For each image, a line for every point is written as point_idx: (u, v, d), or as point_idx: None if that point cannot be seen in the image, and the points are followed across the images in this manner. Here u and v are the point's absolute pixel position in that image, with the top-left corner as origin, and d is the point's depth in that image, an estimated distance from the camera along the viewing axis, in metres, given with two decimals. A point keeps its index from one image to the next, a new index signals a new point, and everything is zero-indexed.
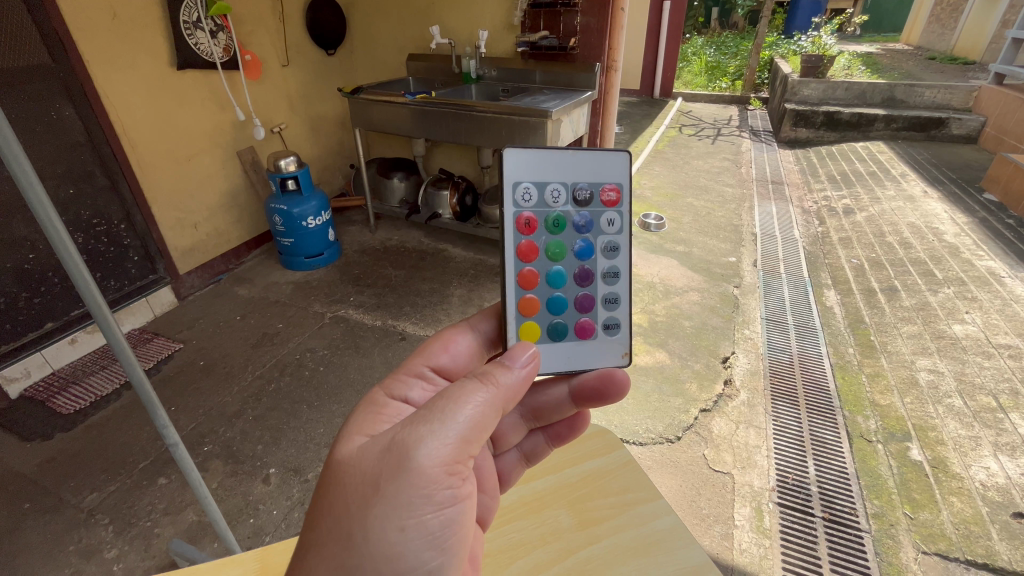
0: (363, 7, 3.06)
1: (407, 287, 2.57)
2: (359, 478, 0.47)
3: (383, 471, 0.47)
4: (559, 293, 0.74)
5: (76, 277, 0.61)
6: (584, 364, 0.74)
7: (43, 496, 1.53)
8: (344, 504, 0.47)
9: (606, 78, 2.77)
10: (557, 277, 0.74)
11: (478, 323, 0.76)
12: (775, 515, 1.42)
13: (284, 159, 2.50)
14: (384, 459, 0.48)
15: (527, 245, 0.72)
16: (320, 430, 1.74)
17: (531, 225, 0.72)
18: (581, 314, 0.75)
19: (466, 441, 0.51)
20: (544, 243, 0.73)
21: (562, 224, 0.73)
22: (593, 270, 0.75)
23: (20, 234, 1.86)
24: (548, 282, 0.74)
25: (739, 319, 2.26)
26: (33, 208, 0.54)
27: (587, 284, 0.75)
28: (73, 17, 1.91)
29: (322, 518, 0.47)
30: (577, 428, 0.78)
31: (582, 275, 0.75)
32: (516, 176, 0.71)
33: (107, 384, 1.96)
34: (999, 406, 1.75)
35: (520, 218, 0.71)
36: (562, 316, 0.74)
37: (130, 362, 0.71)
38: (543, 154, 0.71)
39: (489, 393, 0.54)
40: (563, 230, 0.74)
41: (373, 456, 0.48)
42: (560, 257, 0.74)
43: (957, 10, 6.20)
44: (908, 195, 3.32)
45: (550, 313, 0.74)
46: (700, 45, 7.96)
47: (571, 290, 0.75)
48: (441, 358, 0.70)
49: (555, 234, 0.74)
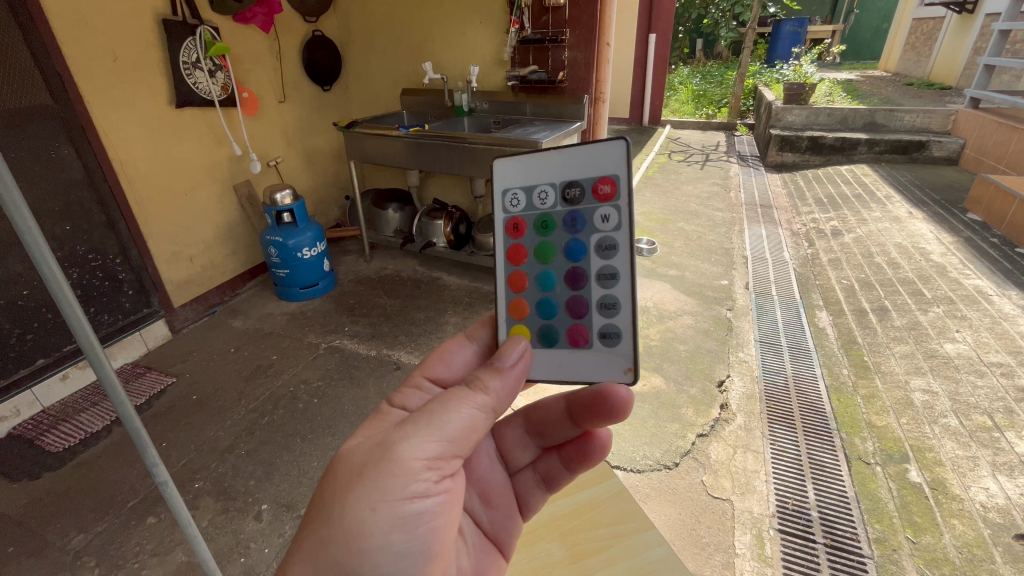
0: (360, 46, 3.17)
1: (402, 317, 2.58)
2: (349, 462, 0.52)
3: (371, 458, 0.52)
4: (549, 297, 0.74)
5: (62, 303, 0.54)
6: (577, 372, 0.71)
7: (28, 539, 1.49)
8: (332, 482, 0.52)
9: (595, 109, 2.85)
10: (547, 278, 0.74)
11: (476, 333, 0.77)
12: (776, 542, 1.40)
13: (278, 193, 2.53)
14: (374, 448, 0.53)
15: (516, 247, 0.76)
16: (315, 464, 1.72)
17: (519, 229, 0.75)
18: (575, 318, 0.72)
19: (449, 440, 0.55)
20: (534, 245, 0.75)
21: (551, 224, 0.74)
22: (586, 271, 0.73)
23: (15, 271, 1.87)
24: (539, 284, 0.75)
25: (733, 342, 2.27)
26: (16, 227, 0.48)
27: (580, 286, 0.73)
28: (75, 61, 1.98)
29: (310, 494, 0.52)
30: (591, 453, 0.75)
31: (573, 277, 0.73)
32: (506, 183, 0.75)
33: (97, 421, 1.94)
34: (995, 425, 1.74)
35: (510, 222, 0.76)
36: (552, 319, 0.73)
37: (120, 398, 0.63)
38: (528, 159, 0.73)
39: (477, 399, 0.57)
40: (553, 230, 0.74)
41: (366, 446, 0.53)
42: (550, 258, 0.74)
43: (931, 38, 6.47)
44: (894, 217, 3.38)
45: (540, 316, 0.74)
46: (686, 75, 8.23)
47: (562, 292, 0.74)
48: (438, 368, 0.71)
49: (545, 235, 0.75)
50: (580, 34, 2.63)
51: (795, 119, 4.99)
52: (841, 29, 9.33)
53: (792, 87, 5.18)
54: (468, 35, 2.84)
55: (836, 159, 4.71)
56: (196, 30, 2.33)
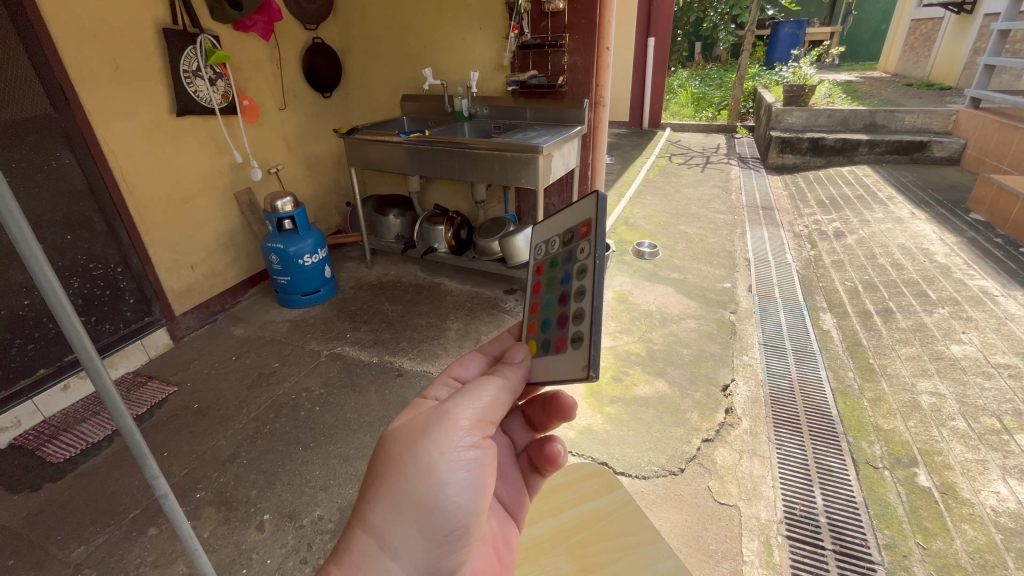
0: (359, 53, 3.18)
1: (403, 323, 2.56)
2: (412, 428, 0.61)
3: (431, 423, 0.61)
4: (546, 317, 0.76)
5: (62, 317, 0.53)
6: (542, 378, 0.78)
7: (29, 551, 1.48)
8: (401, 447, 0.60)
9: (596, 112, 2.83)
10: (547, 304, 0.78)
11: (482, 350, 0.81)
12: (785, 549, 1.38)
13: (280, 200, 2.54)
14: (431, 419, 0.61)
15: (536, 286, 0.84)
16: (317, 473, 1.70)
17: (539, 271, 0.84)
18: (559, 329, 0.71)
19: (489, 411, 0.64)
20: (545, 276, 0.82)
21: (553, 266, 0.80)
22: (569, 293, 0.73)
23: (17, 280, 1.87)
24: (545, 308, 0.78)
25: (737, 346, 2.26)
26: (14, 238, 0.48)
27: (564, 315, 0.72)
28: (76, 71, 1.98)
29: (383, 460, 0.60)
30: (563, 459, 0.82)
31: (562, 316, 0.72)
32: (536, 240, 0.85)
33: (98, 431, 1.93)
34: (1004, 427, 1.72)
35: (536, 267, 0.84)
36: (547, 330, 0.73)
37: (119, 411, 0.62)
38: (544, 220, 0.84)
39: (502, 379, 0.67)
40: (555, 268, 0.80)
41: (422, 416, 0.62)
42: (552, 287, 0.79)
43: (930, 40, 6.47)
44: (896, 217, 3.37)
45: (541, 330, 0.75)
46: (686, 78, 8.26)
47: (554, 310, 0.74)
48: (463, 370, 0.77)
49: (551, 270, 0.80)
50: (579, 38, 2.63)
51: (795, 120, 4.98)
52: (839, 31, 9.36)
53: (792, 90, 5.19)
54: (467, 41, 2.85)
55: (838, 161, 4.70)
56: (196, 39, 2.34)
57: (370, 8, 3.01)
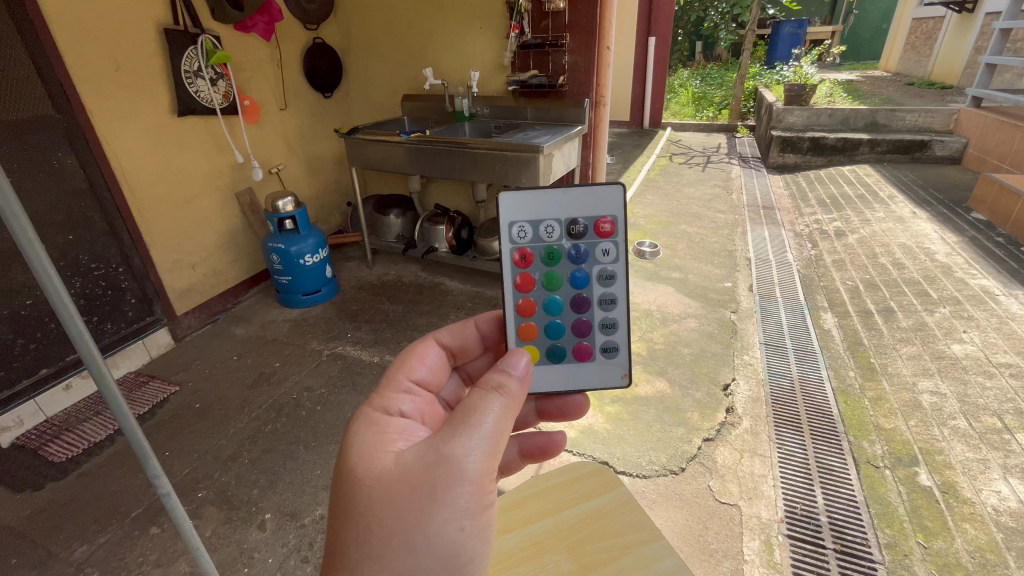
0: (360, 53, 3.19)
1: (404, 323, 2.57)
2: (411, 490, 0.53)
3: (438, 483, 0.53)
4: (556, 320, 0.83)
5: (65, 318, 0.54)
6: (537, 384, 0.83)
7: (31, 550, 1.49)
8: (405, 516, 0.52)
9: (597, 112, 2.85)
10: (553, 304, 0.83)
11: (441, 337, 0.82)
12: (786, 548, 1.38)
13: (281, 200, 2.54)
14: (435, 474, 0.54)
15: (523, 278, 0.82)
16: (318, 472, 1.71)
17: (526, 259, 0.82)
18: (579, 338, 0.83)
19: (494, 450, 0.58)
20: (540, 274, 0.83)
21: (556, 256, 0.82)
22: (587, 297, 0.83)
23: (19, 280, 1.87)
24: (546, 309, 0.83)
25: (738, 345, 2.26)
26: (16, 238, 0.48)
27: (584, 310, 0.83)
28: (77, 71, 1.99)
29: (382, 532, 0.52)
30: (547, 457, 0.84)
31: (577, 303, 0.83)
32: (512, 217, 0.80)
33: (101, 430, 1.93)
34: (1005, 427, 1.72)
35: (517, 253, 0.82)
36: (560, 339, 0.83)
37: (122, 410, 0.62)
38: (538, 198, 0.79)
39: (503, 402, 0.61)
40: (558, 262, 0.83)
41: (418, 470, 0.54)
42: (555, 286, 0.83)
43: (931, 38, 6.47)
44: (897, 216, 3.36)
45: (549, 337, 0.83)
46: (687, 78, 8.26)
47: (567, 315, 0.83)
48: (420, 371, 0.75)
49: (550, 265, 0.83)
50: (580, 37, 2.63)
51: (796, 120, 4.98)
52: (839, 31, 9.36)
53: (792, 89, 5.19)
54: (467, 41, 2.85)
55: (838, 160, 4.69)
56: (197, 39, 2.34)
57: (370, 9, 3.01)
